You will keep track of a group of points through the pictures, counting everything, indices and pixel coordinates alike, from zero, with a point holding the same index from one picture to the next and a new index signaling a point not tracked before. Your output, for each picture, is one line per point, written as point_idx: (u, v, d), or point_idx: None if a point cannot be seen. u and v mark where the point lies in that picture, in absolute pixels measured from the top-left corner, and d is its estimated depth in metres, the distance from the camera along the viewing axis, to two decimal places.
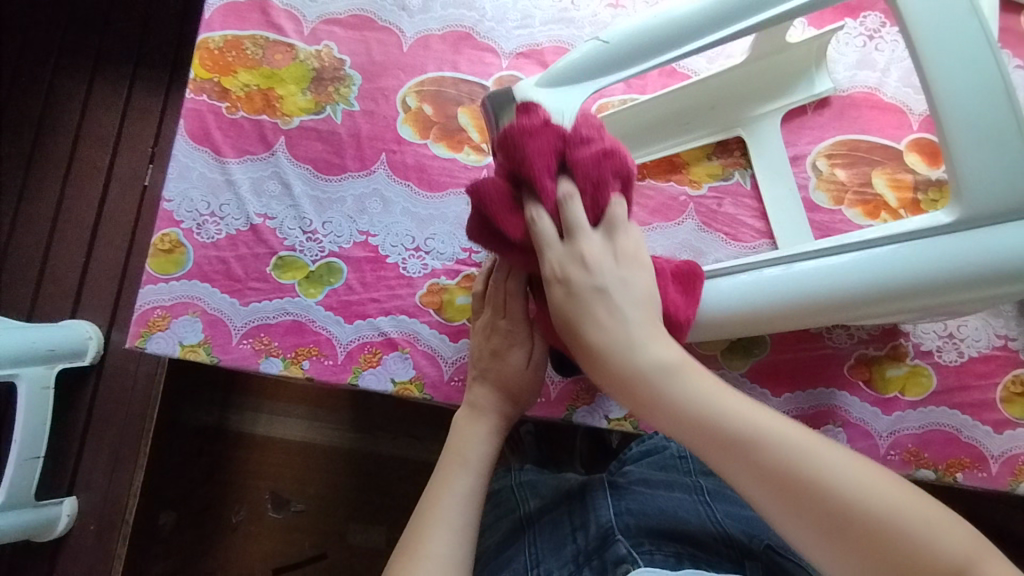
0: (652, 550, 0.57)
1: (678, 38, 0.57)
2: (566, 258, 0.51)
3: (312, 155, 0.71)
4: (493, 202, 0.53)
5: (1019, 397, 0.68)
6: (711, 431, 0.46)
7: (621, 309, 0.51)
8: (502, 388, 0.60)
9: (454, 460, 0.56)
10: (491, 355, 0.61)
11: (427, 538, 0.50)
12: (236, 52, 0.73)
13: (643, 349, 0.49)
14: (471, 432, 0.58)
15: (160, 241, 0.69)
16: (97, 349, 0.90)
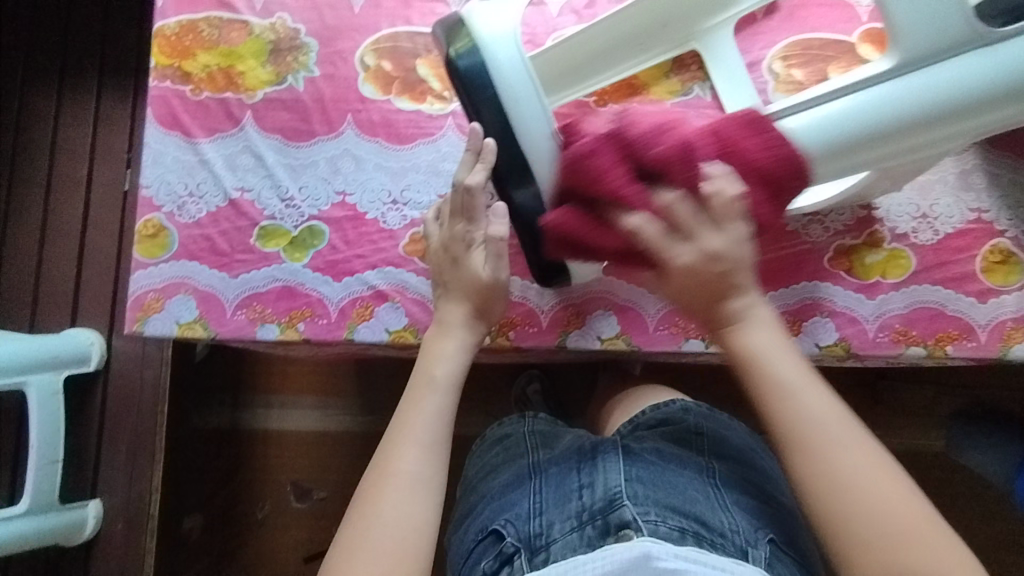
0: (657, 521, 0.59)
1: None
2: (703, 262, 0.53)
3: (280, 124, 0.73)
4: (579, 229, 0.55)
5: (1000, 266, 0.69)
6: (788, 397, 0.52)
7: (752, 320, 0.55)
8: (465, 298, 0.62)
9: (422, 382, 0.59)
10: (451, 265, 0.63)
11: (397, 454, 0.54)
12: (193, 35, 0.74)
13: (763, 357, 0.54)
14: (440, 349, 0.60)
15: (144, 227, 0.71)
16: (100, 354, 0.92)
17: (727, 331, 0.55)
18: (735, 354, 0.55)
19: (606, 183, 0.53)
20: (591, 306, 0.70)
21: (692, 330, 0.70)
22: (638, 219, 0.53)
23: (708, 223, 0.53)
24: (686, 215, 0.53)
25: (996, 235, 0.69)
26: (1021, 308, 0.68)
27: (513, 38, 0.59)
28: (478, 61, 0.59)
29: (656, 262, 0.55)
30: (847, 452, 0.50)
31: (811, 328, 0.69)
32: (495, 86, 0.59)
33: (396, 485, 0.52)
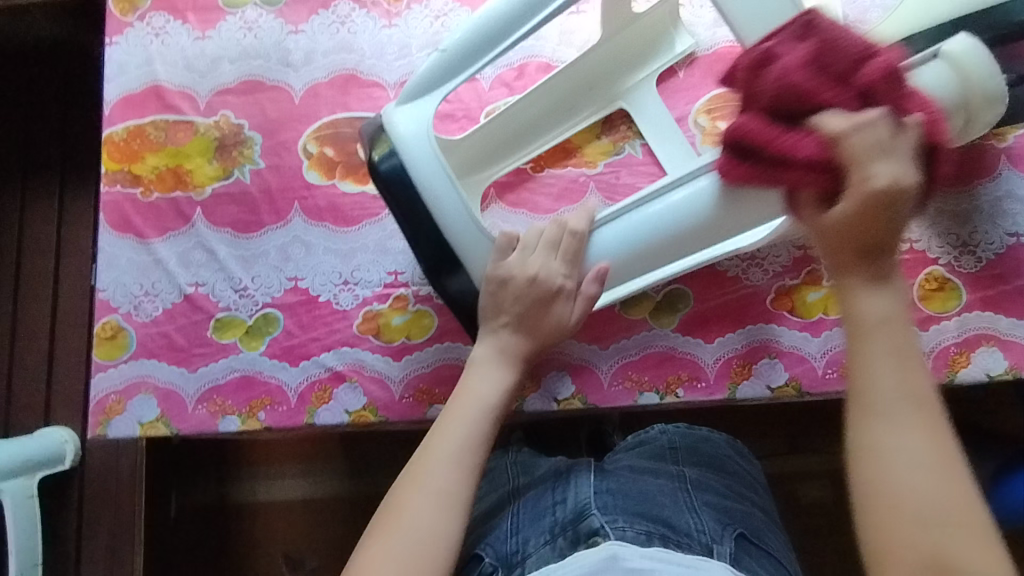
0: (625, 526, 0.57)
1: (498, 38, 0.61)
2: (890, 187, 0.44)
3: (229, 218, 0.75)
4: (762, 132, 0.50)
5: (937, 292, 0.71)
6: (905, 372, 0.42)
7: (881, 279, 0.44)
8: (538, 337, 0.62)
9: (463, 400, 0.58)
10: (537, 302, 0.62)
11: (430, 467, 0.53)
12: (141, 139, 0.77)
13: (878, 320, 0.43)
14: (480, 373, 0.60)
15: (102, 329, 0.73)
16: (75, 453, 0.91)
17: (846, 285, 0.45)
18: (856, 315, 0.44)
19: (816, 98, 0.49)
20: (545, 368, 0.72)
21: (646, 383, 0.71)
22: (836, 121, 0.47)
23: (899, 150, 0.45)
24: (881, 140, 0.45)
25: (931, 263, 0.72)
26: (961, 332, 0.70)
27: (429, 140, 0.62)
28: (397, 164, 0.62)
29: (840, 182, 0.46)
30: (920, 450, 0.41)
31: (761, 371, 0.70)
32: (414, 185, 0.61)
33: (428, 498, 0.51)
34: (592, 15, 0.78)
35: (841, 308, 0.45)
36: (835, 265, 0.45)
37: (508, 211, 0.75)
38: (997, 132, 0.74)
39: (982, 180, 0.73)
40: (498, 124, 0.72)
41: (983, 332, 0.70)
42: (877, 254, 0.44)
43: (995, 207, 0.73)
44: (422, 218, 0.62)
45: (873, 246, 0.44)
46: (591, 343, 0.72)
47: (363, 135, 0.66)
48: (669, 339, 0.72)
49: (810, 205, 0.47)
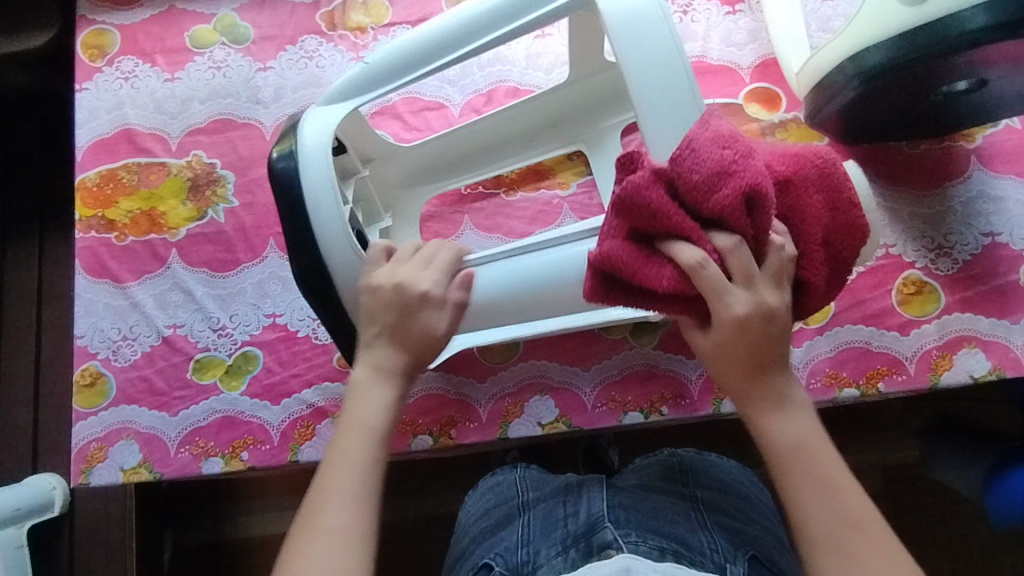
0: (637, 541, 0.53)
1: (418, 62, 0.61)
2: (761, 317, 0.48)
3: (205, 258, 0.75)
4: (629, 264, 0.46)
5: (915, 296, 0.71)
6: (803, 465, 0.48)
7: (791, 405, 0.50)
8: (403, 350, 0.56)
9: (350, 430, 0.52)
10: (406, 311, 0.56)
11: (325, 509, 0.48)
12: (114, 183, 0.77)
13: (800, 445, 0.48)
14: (366, 397, 0.53)
15: (81, 376, 0.72)
16: (63, 499, 0.89)
17: (751, 409, 0.50)
18: (764, 428, 0.49)
19: (669, 219, 0.46)
20: (528, 393, 0.72)
21: (630, 403, 0.71)
22: (691, 252, 0.46)
23: (758, 278, 0.48)
24: (748, 263, 0.47)
25: (907, 267, 0.72)
26: (943, 335, 0.70)
27: (326, 157, 0.60)
28: (292, 164, 0.60)
29: (705, 310, 0.48)
30: (832, 510, 0.46)
31: None
32: (301, 187, 0.60)
33: (324, 542, 0.46)
34: (557, 37, 0.79)
35: (758, 443, 0.50)
36: (735, 393, 0.51)
37: (484, 237, 0.75)
38: (965, 134, 0.75)
39: (953, 181, 0.73)
40: (443, 144, 0.74)
41: (965, 334, 0.69)
42: (762, 369, 0.49)
43: (968, 208, 0.73)
44: (303, 229, 0.60)
45: (752, 363, 0.49)
46: (573, 365, 0.72)
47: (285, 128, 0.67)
48: (650, 357, 0.71)
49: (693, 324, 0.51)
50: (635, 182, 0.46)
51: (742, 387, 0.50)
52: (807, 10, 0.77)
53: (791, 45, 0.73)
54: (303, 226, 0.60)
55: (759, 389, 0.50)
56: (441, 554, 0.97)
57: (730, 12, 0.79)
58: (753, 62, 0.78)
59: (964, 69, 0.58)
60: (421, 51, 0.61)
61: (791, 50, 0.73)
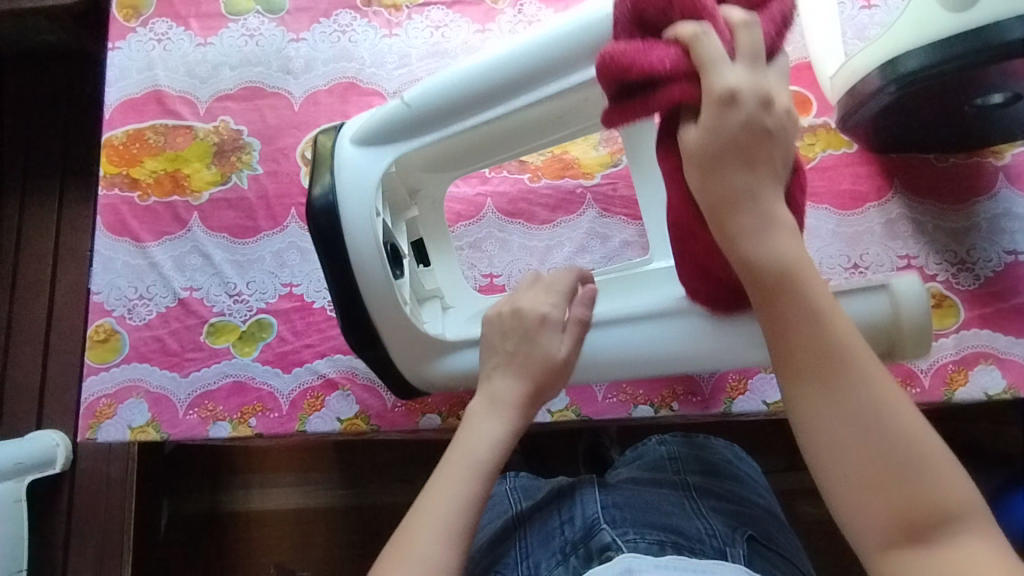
0: (636, 538, 0.52)
1: (463, 112, 0.57)
2: (757, 109, 0.45)
3: (226, 223, 0.75)
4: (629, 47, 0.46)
5: (934, 309, 0.70)
6: (791, 292, 0.43)
7: (765, 204, 0.44)
8: (527, 376, 0.54)
9: (459, 457, 0.50)
10: (525, 341, 0.55)
11: (418, 535, 0.46)
12: (140, 143, 0.77)
13: (784, 261, 0.43)
14: (473, 427, 0.52)
15: (95, 332, 0.72)
16: (66, 456, 0.89)
17: (732, 233, 0.44)
18: (762, 271, 0.43)
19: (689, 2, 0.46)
20: None
21: (640, 396, 0.70)
22: (691, 27, 0.45)
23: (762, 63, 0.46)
24: (756, 41, 0.46)
25: (928, 280, 0.71)
26: (959, 349, 0.69)
27: (369, 208, 0.57)
28: (332, 201, 0.58)
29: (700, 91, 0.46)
30: (832, 391, 0.41)
31: (757, 386, 0.70)
32: (343, 241, 0.57)
33: (414, 570, 0.44)
34: None
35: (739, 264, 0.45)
36: (715, 217, 0.45)
37: (504, 221, 0.76)
38: (994, 151, 0.74)
39: (979, 198, 0.73)
40: None
41: (981, 350, 0.69)
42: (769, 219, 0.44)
43: (992, 225, 0.72)
44: (348, 281, 0.58)
45: (747, 202, 0.44)
46: None
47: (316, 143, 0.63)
48: None
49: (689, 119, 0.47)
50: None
51: (717, 208, 0.45)
52: (843, 17, 0.77)
53: (826, 52, 0.73)
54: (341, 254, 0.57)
55: (758, 240, 0.44)
56: None
57: None
58: None
59: (999, 82, 0.58)
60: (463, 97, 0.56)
61: (824, 55, 0.73)
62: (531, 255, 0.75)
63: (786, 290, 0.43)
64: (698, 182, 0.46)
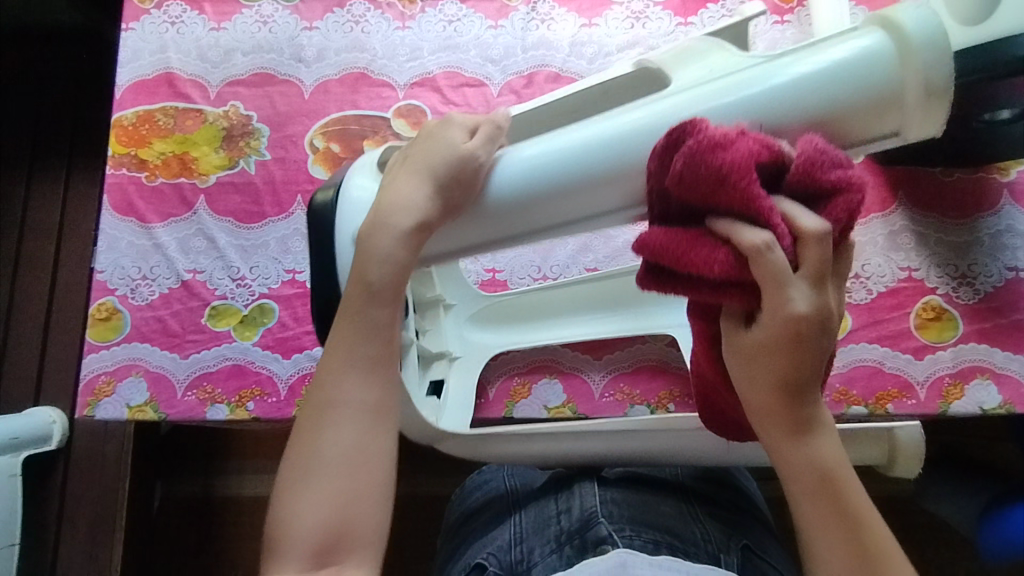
0: (633, 535, 0.52)
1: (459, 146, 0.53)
2: (817, 331, 0.40)
3: (232, 208, 0.75)
4: (672, 247, 0.38)
5: (933, 322, 0.71)
6: (828, 500, 0.44)
7: (811, 419, 0.44)
8: (426, 168, 0.48)
9: (348, 316, 0.48)
10: (427, 138, 0.50)
11: (337, 381, 0.47)
12: (150, 124, 0.77)
13: (825, 473, 0.44)
14: (372, 246, 0.48)
15: (97, 310, 0.73)
16: (62, 433, 0.90)
17: (770, 441, 0.45)
18: (798, 476, 0.44)
19: (738, 189, 0.36)
20: (536, 375, 0.72)
21: (637, 397, 0.70)
22: (757, 234, 0.37)
23: (826, 280, 0.39)
24: (825, 259, 0.38)
25: (928, 293, 0.72)
26: (956, 363, 0.69)
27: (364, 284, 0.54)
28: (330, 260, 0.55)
29: (756, 300, 0.40)
30: None
31: None
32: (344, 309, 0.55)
33: (342, 415, 0.46)
34: (603, 28, 0.79)
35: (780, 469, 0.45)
36: (756, 418, 0.45)
37: None
38: (1000, 167, 0.75)
39: (983, 213, 0.73)
40: None
41: (978, 365, 0.69)
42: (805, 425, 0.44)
43: (995, 241, 0.73)
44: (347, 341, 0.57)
45: (795, 413, 0.44)
46: (586, 354, 0.72)
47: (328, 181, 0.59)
48: (663, 354, 0.72)
49: (731, 327, 0.42)
50: (710, 139, 0.36)
51: (761, 413, 0.44)
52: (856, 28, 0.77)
53: None
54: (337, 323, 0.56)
55: (792, 447, 0.44)
56: (427, 533, 0.97)
57: (779, 21, 0.79)
58: None
59: (1005, 98, 0.59)
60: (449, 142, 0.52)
61: None
62: (534, 251, 0.76)
63: (824, 501, 0.44)
64: (738, 377, 0.44)
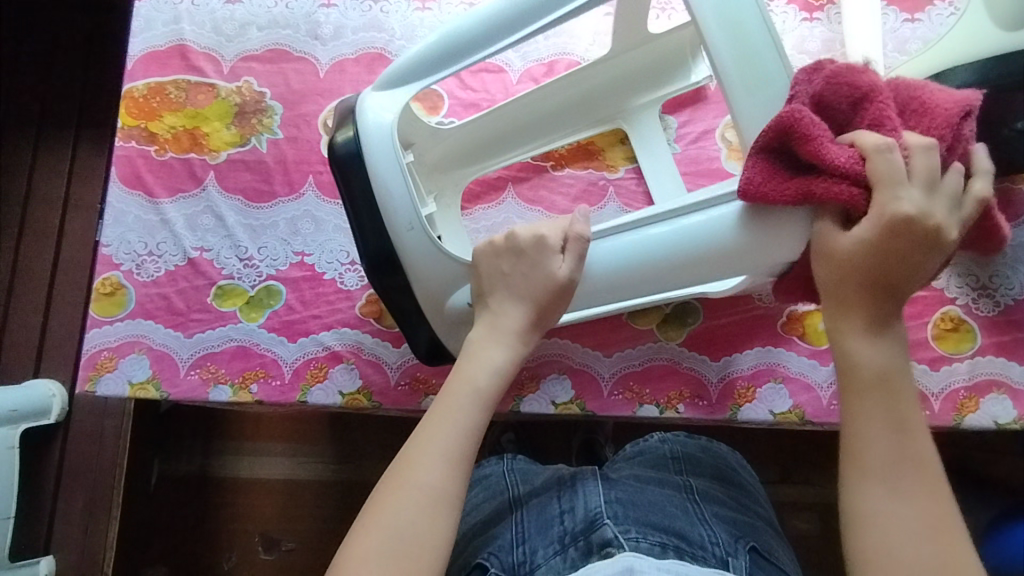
0: (638, 538, 0.51)
1: (461, 53, 0.59)
2: (925, 232, 0.45)
3: (242, 186, 0.74)
4: (803, 139, 0.45)
5: (951, 332, 0.69)
6: (879, 389, 0.47)
7: (874, 333, 0.48)
8: (528, 298, 0.55)
9: (458, 388, 0.51)
10: (525, 259, 0.55)
11: (416, 462, 0.46)
12: (161, 97, 0.76)
13: (879, 373, 0.47)
14: (483, 356, 0.53)
15: (101, 285, 0.71)
16: (61, 407, 0.88)
17: (842, 326, 0.48)
18: (852, 362, 0.48)
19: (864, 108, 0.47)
20: (545, 370, 0.71)
21: (647, 396, 0.69)
22: (869, 138, 0.46)
23: (937, 190, 0.46)
24: (932, 167, 0.46)
25: (948, 303, 0.70)
26: (972, 375, 0.68)
27: (404, 193, 0.58)
28: (352, 149, 0.59)
29: (867, 199, 0.46)
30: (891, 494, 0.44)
31: (765, 395, 0.69)
32: (378, 213, 0.59)
33: (415, 498, 0.45)
34: None
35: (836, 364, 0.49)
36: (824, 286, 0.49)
37: (523, 207, 0.74)
38: None
39: (1006, 224, 0.72)
40: (494, 117, 0.71)
41: (994, 378, 0.68)
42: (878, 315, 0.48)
43: (1017, 253, 0.71)
44: (383, 255, 0.60)
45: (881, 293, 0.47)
46: (596, 349, 0.71)
47: (338, 114, 0.64)
48: (674, 352, 0.70)
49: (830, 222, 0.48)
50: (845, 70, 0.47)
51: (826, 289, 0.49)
52: (885, 28, 0.75)
53: (867, 60, 0.71)
54: (368, 222, 0.59)
55: (862, 335, 0.48)
56: None
57: (808, 18, 0.77)
58: None
59: None
60: (460, 40, 0.59)
61: (864, 64, 0.71)
62: None
63: (864, 392, 0.47)
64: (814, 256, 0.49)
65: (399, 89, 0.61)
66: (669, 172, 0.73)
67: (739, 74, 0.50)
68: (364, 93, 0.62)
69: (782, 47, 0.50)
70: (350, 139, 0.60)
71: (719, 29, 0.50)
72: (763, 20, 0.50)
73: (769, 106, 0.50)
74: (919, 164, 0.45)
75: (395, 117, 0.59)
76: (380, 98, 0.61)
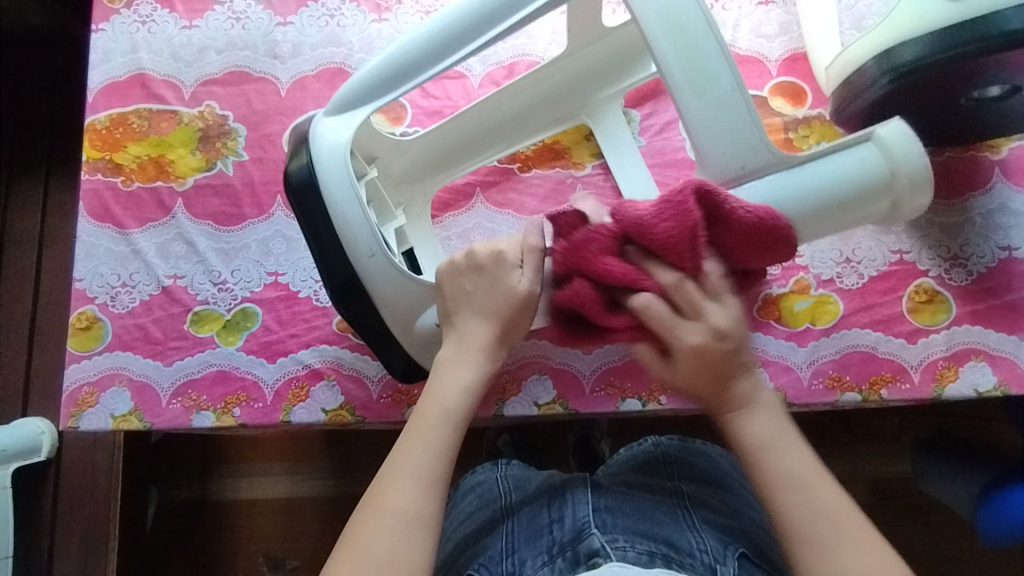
0: (626, 547, 0.51)
1: (409, 71, 0.59)
2: (709, 339, 0.50)
3: (210, 211, 0.74)
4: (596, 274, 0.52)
5: (925, 305, 0.70)
6: (775, 456, 0.48)
7: (758, 406, 0.50)
8: (492, 314, 0.55)
9: (432, 408, 0.51)
10: (486, 275, 0.56)
11: (395, 488, 0.46)
12: (123, 128, 0.76)
13: (764, 445, 0.48)
14: (452, 375, 0.53)
15: (77, 320, 0.71)
16: (52, 443, 0.88)
17: (734, 418, 0.50)
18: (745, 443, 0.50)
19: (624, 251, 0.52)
20: (526, 372, 0.71)
21: (628, 390, 0.70)
22: (663, 274, 0.51)
23: (705, 305, 0.51)
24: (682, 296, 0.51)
25: (921, 275, 0.71)
26: (950, 346, 0.69)
27: (362, 215, 0.58)
28: (308, 175, 0.59)
29: (662, 342, 0.52)
30: (822, 552, 0.44)
31: None
32: (338, 238, 0.59)
33: (391, 521, 0.45)
34: None
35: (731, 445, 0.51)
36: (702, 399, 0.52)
37: (494, 211, 0.74)
38: (990, 145, 0.73)
39: (973, 193, 0.72)
40: (454, 125, 0.71)
41: (972, 347, 0.68)
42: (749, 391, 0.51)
43: (987, 220, 0.72)
44: (348, 277, 0.60)
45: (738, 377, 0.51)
46: (575, 348, 0.71)
47: (293, 139, 0.64)
48: None
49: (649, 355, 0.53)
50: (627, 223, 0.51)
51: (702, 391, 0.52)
52: (840, 6, 0.75)
53: (823, 40, 0.71)
54: (329, 247, 0.59)
55: (754, 418, 0.50)
56: None
57: (763, 2, 0.77)
58: (782, 55, 0.76)
59: (990, 74, 0.59)
60: (406, 60, 0.59)
61: (821, 44, 0.71)
62: None
63: (760, 461, 0.48)
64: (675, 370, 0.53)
65: (353, 110, 0.61)
66: (636, 165, 0.73)
67: (686, 78, 0.50)
68: (320, 116, 0.62)
69: (727, 49, 0.50)
70: (303, 166, 0.60)
71: (661, 28, 0.50)
72: (704, 18, 0.50)
73: (715, 109, 0.51)
74: (687, 283, 0.51)
75: (349, 139, 0.59)
76: (336, 120, 0.61)
